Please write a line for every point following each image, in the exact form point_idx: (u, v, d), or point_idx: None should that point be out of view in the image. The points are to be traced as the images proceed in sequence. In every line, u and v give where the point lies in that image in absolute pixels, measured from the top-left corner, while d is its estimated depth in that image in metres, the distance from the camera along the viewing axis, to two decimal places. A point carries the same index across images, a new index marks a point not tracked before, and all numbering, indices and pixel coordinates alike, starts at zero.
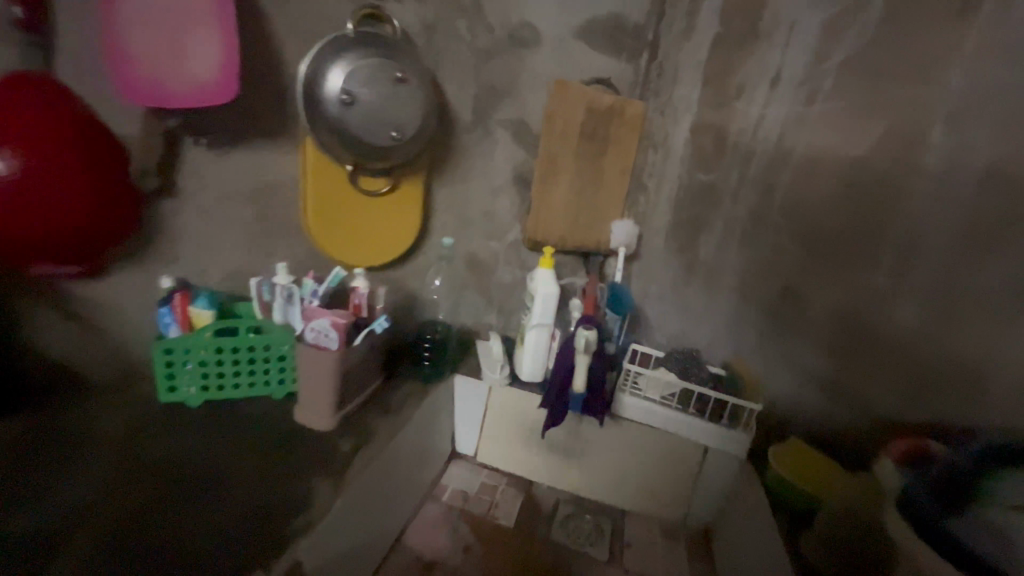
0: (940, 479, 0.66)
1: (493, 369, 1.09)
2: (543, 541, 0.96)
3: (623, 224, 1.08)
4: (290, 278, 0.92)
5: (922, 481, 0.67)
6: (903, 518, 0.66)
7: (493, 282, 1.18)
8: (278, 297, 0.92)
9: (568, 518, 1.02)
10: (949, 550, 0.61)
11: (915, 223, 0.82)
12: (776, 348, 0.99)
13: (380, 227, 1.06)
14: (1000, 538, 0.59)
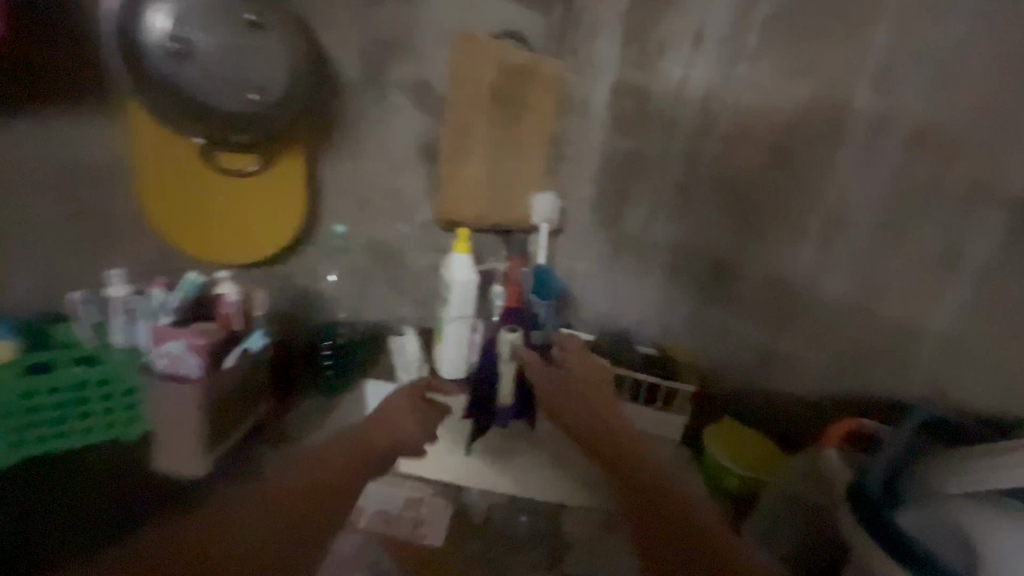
0: (884, 484, 0.77)
1: (408, 368, 1.03)
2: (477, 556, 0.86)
3: (544, 198, 0.99)
4: (129, 291, 0.95)
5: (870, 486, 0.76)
6: (859, 526, 0.75)
7: (404, 270, 1.03)
8: (119, 313, 0.95)
9: (503, 523, 0.91)
10: (895, 548, 0.72)
11: (844, 189, 0.79)
12: (713, 326, 0.91)
13: (253, 229, 1.05)
14: (951, 534, 0.72)
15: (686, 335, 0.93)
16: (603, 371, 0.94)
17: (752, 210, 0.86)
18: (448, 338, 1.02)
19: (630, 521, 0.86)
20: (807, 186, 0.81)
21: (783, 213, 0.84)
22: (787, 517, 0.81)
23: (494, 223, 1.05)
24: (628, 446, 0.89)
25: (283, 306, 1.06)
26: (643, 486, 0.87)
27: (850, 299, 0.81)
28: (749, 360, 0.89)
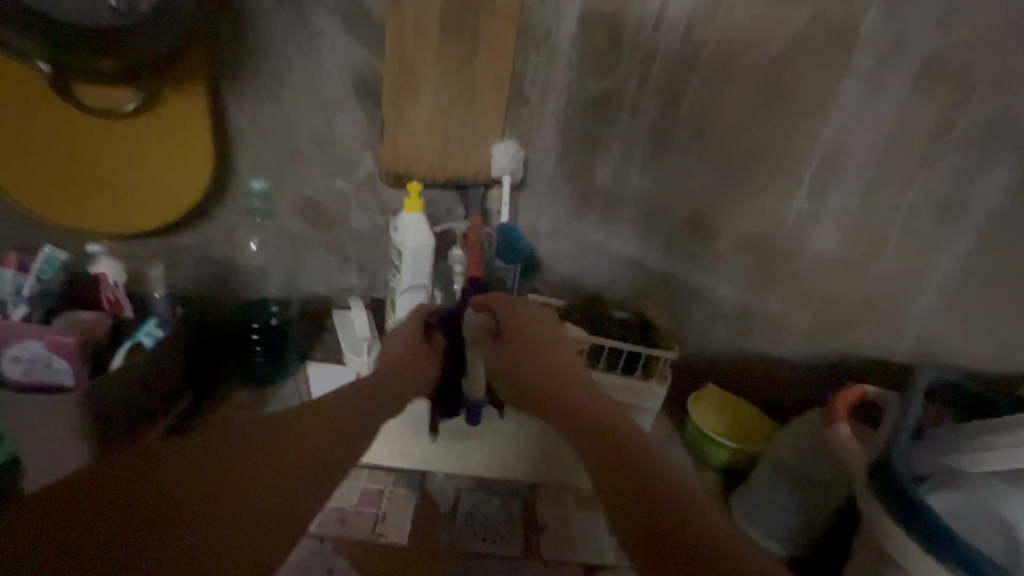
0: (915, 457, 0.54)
1: (357, 352, 0.78)
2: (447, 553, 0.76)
3: (504, 147, 0.81)
4: None
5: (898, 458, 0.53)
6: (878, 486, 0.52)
7: (345, 235, 0.86)
8: None
9: (474, 508, 0.83)
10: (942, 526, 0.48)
11: (838, 133, 0.72)
12: (688, 284, 0.85)
13: (127, 180, 0.72)
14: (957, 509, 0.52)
15: (663, 295, 0.87)
16: (539, 310, 0.74)
17: (737, 158, 0.77)
18: (400, 311, 0.80)
19: (596, 467, 0.46)
20: (795, 131, 0.74)
21: (770, 162, 0.76)
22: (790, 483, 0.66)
23: (450, 179, 0.83)
24: (608, 466, 0.46)
25: (199, 284, 0.85)
26: (588, 432, 0.50)
27: (840, 252, 0.77)
28: (728, 318, 0.85)
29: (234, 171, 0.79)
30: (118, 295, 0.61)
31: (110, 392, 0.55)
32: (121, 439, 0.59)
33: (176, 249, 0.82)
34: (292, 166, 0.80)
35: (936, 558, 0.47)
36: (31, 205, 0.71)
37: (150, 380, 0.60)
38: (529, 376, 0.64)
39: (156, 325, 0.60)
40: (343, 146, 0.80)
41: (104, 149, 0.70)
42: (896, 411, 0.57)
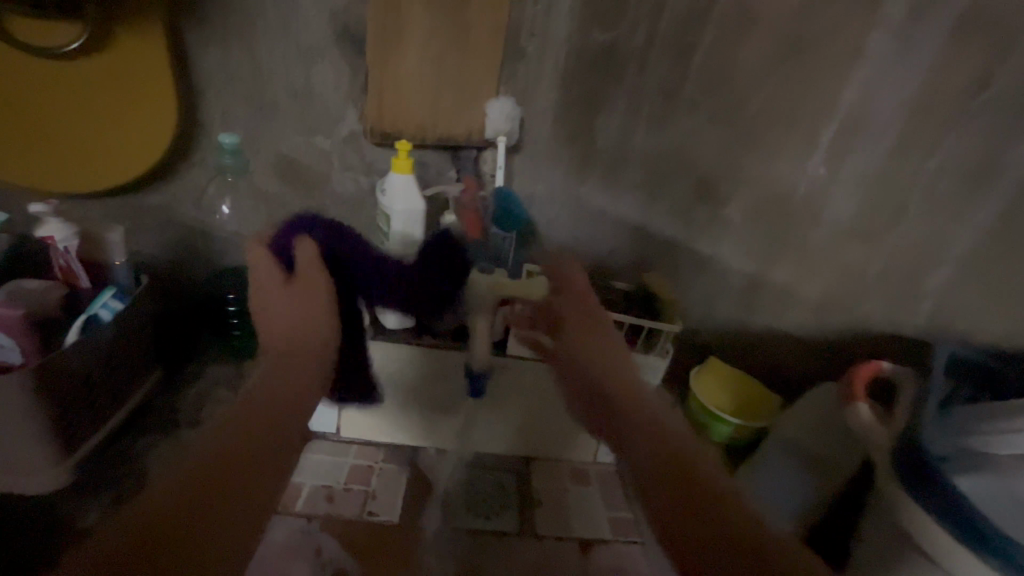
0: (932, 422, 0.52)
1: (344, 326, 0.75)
2: (440, 531, 0.73)
3: (501, 104, 0.74)
4: None
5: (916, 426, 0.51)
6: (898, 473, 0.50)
7: (327, 198, 0.79)
8: None
9: (468, 483, 0.81)
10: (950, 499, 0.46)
11: (862, 92, 0.67)
12: (691, 253, 0.81)
13: (74, 131, 0.64)
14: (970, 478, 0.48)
15: (665, 265, 0.83)
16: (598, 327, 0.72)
17: (750, 119, 0.72)
18: None
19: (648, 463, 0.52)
20: (814, 90, 0.68)
21: (786, 124, 0.71)
22: (798, 462, 0.63)
23: (441, 140, 0.76)
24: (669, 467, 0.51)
25: (169, 252, 0.78)
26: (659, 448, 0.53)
27: (855, 221, 0.73)
28: (732, 291, 0.81)
29: (201, 126, 0.71)
30: (70, 263, 0.54)
31: (71, 369, 0.49)
32: (85, 422, 0.53)
33: (141, 211, 0.75)
34: (266, 120, 0.73)
35: (945, 527, 0.47)
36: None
37: (113, 355, 0.54)
38: (575, 373, 0.69)
39: (113, 297, 0.54)
40: (322, 99, 0.73)
41: (47, 94, 0.61)
42: (917, 390, 0.56)
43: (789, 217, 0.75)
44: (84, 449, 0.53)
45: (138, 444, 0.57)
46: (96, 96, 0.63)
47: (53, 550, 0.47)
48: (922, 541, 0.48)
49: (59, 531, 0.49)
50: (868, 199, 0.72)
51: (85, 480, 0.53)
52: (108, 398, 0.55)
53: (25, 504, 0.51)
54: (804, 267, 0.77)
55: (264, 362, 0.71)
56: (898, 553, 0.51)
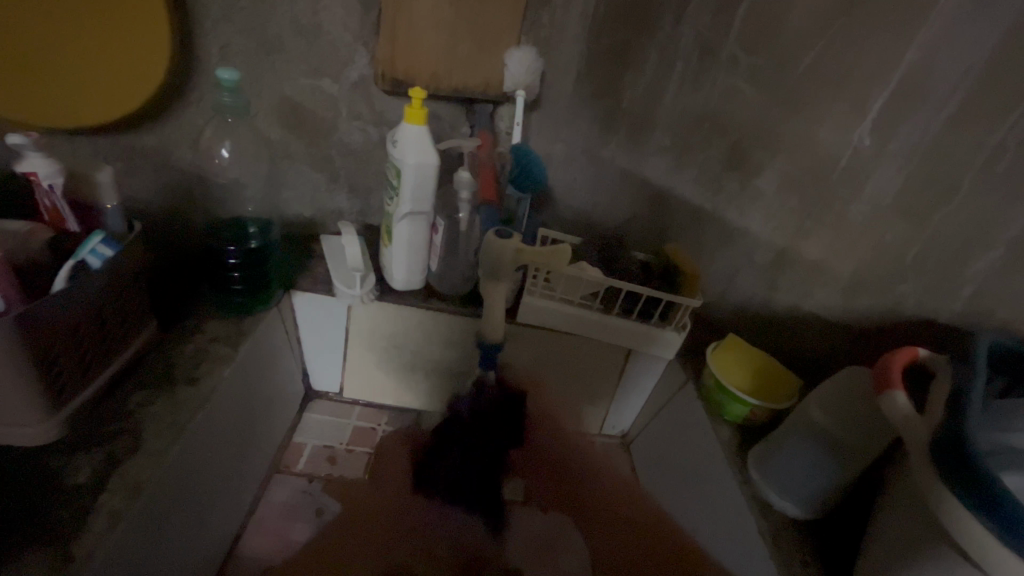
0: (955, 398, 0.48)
1: (349, 284, 0.72)
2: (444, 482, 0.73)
3: (521, 54, 0.69)
4: None
5: (949, 407, 0.47)
6: (931, 451, 0.45)
7: (333, 149, 0.75)
8: None
9: None
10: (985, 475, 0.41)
11: (928, 52, 0.59)
12: (715, 225, 0.77)
13: (56, 58, 0.57)
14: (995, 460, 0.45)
15: (688, 235, 0.79)
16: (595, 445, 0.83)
17: (795, 80, 0.66)
18: (398, 241, 0.70)
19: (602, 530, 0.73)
20: (871, 49, 0.61)
21: (834, 88, 0.65)
22: (818, 450, 0.60)
23: (455, 91, 0.70)
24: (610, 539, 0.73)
25: (164, 198, 0.74)
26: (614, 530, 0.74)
27: (901, 198, 0.66)
28: (757, 266, 0.77)
29: (198, 60, 0.65)
30: (56, 204, 0.50)
31: (54, 321, 0.45)
32: (75, 375, 0.50)
33: (133, 151, 0.70)
34: (269, 60, 0.67)
35: (988, 527, 0.41)
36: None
37: (102, 307, 0.51)
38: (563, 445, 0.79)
39: (101, 242, 0.49)
40: (331, 39, 0.67)
41: (22, 12, 0.55)
42: (956, 377, 0.50)
43: (825, 191, 0.69)
44: (76, 402, 0.50)
45: (133, 399, 0.55)
46: (80, 16, 0.56)
47: (43, 503, 0.45)
48: (956, 536, 0.43)
49: (51, 487, 0.46)
50: (916, 174, 0.64)
51: (82, 431, 0.51)
52: (100, 351, 0.52)
53: (19, 453, 0.48)
54: (838, 247, 0.71)
55: (267, 319, 0.68)
56: (917, 548, 0.48)
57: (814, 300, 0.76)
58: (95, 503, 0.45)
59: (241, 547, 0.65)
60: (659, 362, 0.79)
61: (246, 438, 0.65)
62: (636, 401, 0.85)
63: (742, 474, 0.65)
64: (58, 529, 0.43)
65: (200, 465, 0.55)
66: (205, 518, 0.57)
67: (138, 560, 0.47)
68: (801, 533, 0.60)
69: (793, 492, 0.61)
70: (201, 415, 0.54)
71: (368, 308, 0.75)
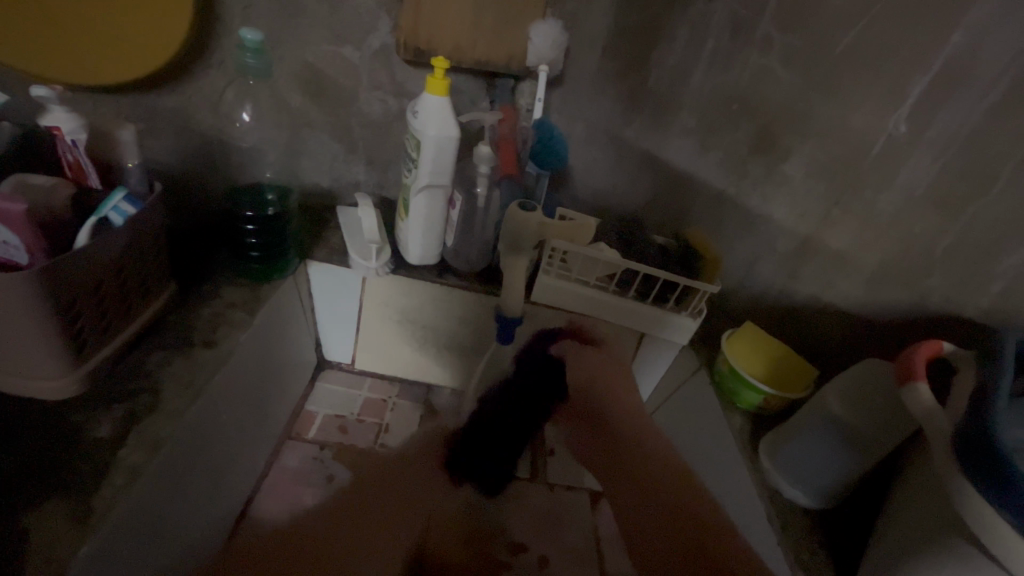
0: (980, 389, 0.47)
1: (364, 256, 0.72)
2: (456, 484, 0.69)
3: (546, 28, 0.67)
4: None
5: (975, 401, 0.45)
6: (956, 449, 0.44)
7: (352, 118, 0.74)
8: None
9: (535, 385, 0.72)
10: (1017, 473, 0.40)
11: (975, 36, 0.57)
12: (737, 211, 0.75)
13: (85, 13, 0.57)
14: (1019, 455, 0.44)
15: (708, 220, 0.78)
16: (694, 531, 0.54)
17: (832, 62, 0.63)
18: (415, 214, 0.70)
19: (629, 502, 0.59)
20: (915, 31, 0.59)
21: (872, 71, 0.62)
22: (832, 441, 0.59)
23: (477, 64, 0.69)
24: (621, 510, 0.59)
25: (183, 160, 0.74)
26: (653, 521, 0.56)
27: (935, 190, 0.64)
28: (779, 253, 0.75)
29: (220, 22, 0.64)
30: (79, 159, 0.50)
31: (77, 277, 0.45)
32: (97, 331, 0.50)
33: (154, 111, 0.69)
34: (290, 24, 0.66)
35: (1008, 519, 0.40)
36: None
37: (124, 265, 0.51)
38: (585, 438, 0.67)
39: (124, 199, 0.49)
40: (354, 4, 0.65)
41: None
42: (983, 371, 0.48)
43: (855, 180, 0.67)
44: (97, 360, 0.51)
45: (153, 357, 0.55)
46: None
47: (69, 454, 0.46)
48: (974, 531, 0.42)
49: (74, 439, 0.47)
50: (950, 166, 0.62)
51: (104, 386, 0.52)
52: (121, 308, 0.53)
53: (44, 406, 0.49)
54: (864, 238, 0.70)
55: (282, 287, 0.68)
56: (929, 541, 0.48)
57: (835, 292, 0.75)
58: (117, 456, 0.46)
59: (254, 508, 0.67)
60: (672, 349, 0.78)
61: (260, 401, 0.66)
62: (647, 389, 0.84)
63: (752, 461, 0.65)
64: (81, 479, 0.44)
65: (217, 426, 0.56)
66: (221, 476, 0.59)
67: (158, 513, 0.48)
68: (812, 523, 0.60)
69: (804, 482, 0.61)
70: (218, 376, 0.55)
71: (383, 281, 0.75)
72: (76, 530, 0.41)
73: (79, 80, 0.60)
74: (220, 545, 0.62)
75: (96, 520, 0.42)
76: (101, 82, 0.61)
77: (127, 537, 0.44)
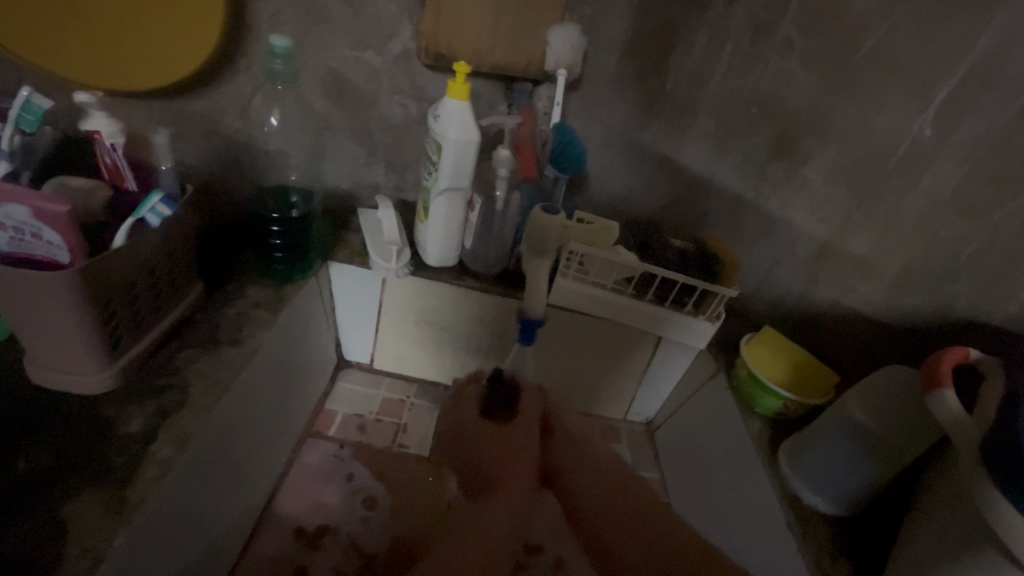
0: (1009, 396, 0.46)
1: (385, 258, 0.73)
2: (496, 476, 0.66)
3: (564, 33, 0.68)
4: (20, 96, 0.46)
5: (1005, 409, 0.45)
6: (986, 459, 0.43)
7: (373, 122, 0.75)
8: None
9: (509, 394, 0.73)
10: None
11: (1002, 39, 0.56)
12: (755, 214, 0.75)
13: (120, 21, 0.58)
14: None
15: (726, 224, 0.78)
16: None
17: (855, 66, 0.63)
18: (434, 217, 0.71)
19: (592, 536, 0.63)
20: (939, 35, 0.58)
21: (896, 74, 0.62)
22: (854, 448, 0.58)
23: (496, 69, 0.70)
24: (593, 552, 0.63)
25: (210, 163, 0.75)
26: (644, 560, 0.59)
27: (959, 194, 0.63)
28: (799, 257, 0.75)
29: (247, 28, 0.66)
30: (117, 162, 0.51)
31: (113, 276, 0.47)
32: (130, 329, 0.52)
33: (183, 115, 0.71)
34: (315, 30, 0.67)
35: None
36: (10, 46, 0.58)
37: (156, 265, 0.53)
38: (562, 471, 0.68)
39: (160, 202, 0.50)
40: (376, 11, 0.66)
41: None
42: (1012, 378, 0.48)
43: (877, 183, 0.67)
44: (129, 356, 0.52)
45: (182, 355, 0.57)
46: None
47: (104, 448, 0.47)
48: (1002, 539, 0.42)
49: (109, 433, 0.48)
50: (974, 170, 0.62)
51: (135, 382, 0.53)
52: (153, 307, 0.54)
53: (79, 401, 0.51)
54: (885, 243, 0.69)
55: (304, 288, 0.70)
56: (955, 552, 0.47)
57: (856, 297, 0.74)
58: (148, 450, 0.47)
59: (275, 504, 0.68)
60: (690, 352, 0.78)
61: (283, 398, 0.67)
62: (663, 389, 0.85)
63: (773, 467, 0.65)
64: (115, 472, 0.45)
65: (243, 421, 0.57)
66: (245, 472, 0.60)
67: (186, 507, 0.49)
68: (834, 530, 0.60)
69: (825, 489, 0.61)
70: (244, 373, 0.56)
71: (402, 283, 0.76)
72: (111, 521, 0.42)
73: (116, 86, 0.62)
74: (243, 539, 0.63)
75: (129, 512, 0.43)
76: (135, 87, 0.63)
77: (157, 529, 0.45)
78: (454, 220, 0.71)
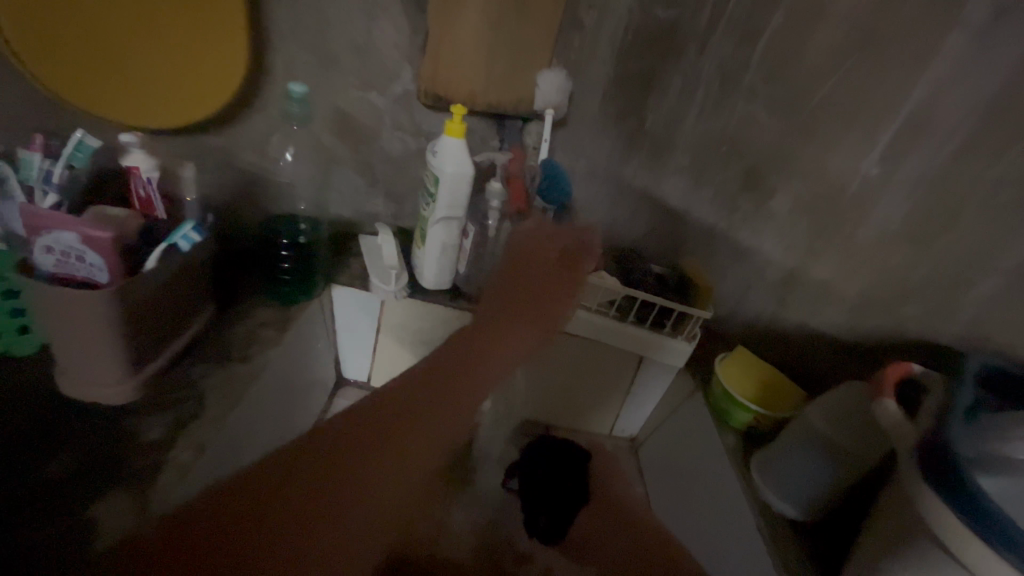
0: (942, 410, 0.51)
1: (385, 281, 0.79)
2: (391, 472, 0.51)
3: (553, 76, 0.76)
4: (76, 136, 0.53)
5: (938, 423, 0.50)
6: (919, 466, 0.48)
7: (375, 155, 0.82)
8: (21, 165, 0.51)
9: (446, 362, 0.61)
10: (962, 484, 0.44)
11: (929, 93, 0.65)
12: (727, 241, 0.82)
13: (157, 69, 0.65)
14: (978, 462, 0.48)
15: (702, 251, 0.84)
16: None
17: (810, 112, 0.71)
18: (431, 244, 0.76)
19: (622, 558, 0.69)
20: (877, 83, 0.66)
21: (845, 120, 0.70)
22: (816, 456, 0.64)
23: (489, 107, 0.76)
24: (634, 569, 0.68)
25: (225, 193, 0.81)
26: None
27: (905, 224, 0.71)
28: (768, 282, 0.81)
29: (267, 73, 0.73)
30: (150, 194, 0.56)
31: (140, 295, 0.52)
32: (153, 344, 0.56)
33: (204, 150, 0.77)
34: (327, 72, 0.74)
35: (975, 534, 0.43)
36: (38, 75, 0.60)
37: (178, 286, 0.58)
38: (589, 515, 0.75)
39: (192, 229, 0.56)
40: (382, 57, 0.74)
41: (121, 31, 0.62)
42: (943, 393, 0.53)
43: (838, 214, 0.74)
44: (149, 370, 0.57)
45: (197, 369, 0.61)
46: (171, 29, 0.63)
47: (125, 452, 0.51)
48: (937, 534, 0.46)
49: (130, 439, 0.52)
50: (918, 204, 0.69)
51: (154, 394, 0.57)
52: (172, 324, 0.59)
53: (101, 410, 0.55)
54: (845, 268, 0.76)
55: (308, 308, 0.74)
56: (900, 549, 0.51)
57: (822, 319, 0.80)
58: (168, 454, 0.51)
59: None
60: (670, 371, 0.83)
61: (284, 413, 0.71)
62: (646, 406, 0.89)
63: (744, 476, 0.70)
64: (135, 476, 0.49)
65: (248, 431, 0.61)
66: None
67: None
68: (797, 535, 0.64)
69: (791, 496, 0.66)
70: (252, 387, 0.61)
71: (401, 304, 0.81)
72: (134, 518, 0.46)
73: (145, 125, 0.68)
74: None
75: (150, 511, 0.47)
76: (162, 125, 0.69)
77: None
78: (450, 246, 0.77)
